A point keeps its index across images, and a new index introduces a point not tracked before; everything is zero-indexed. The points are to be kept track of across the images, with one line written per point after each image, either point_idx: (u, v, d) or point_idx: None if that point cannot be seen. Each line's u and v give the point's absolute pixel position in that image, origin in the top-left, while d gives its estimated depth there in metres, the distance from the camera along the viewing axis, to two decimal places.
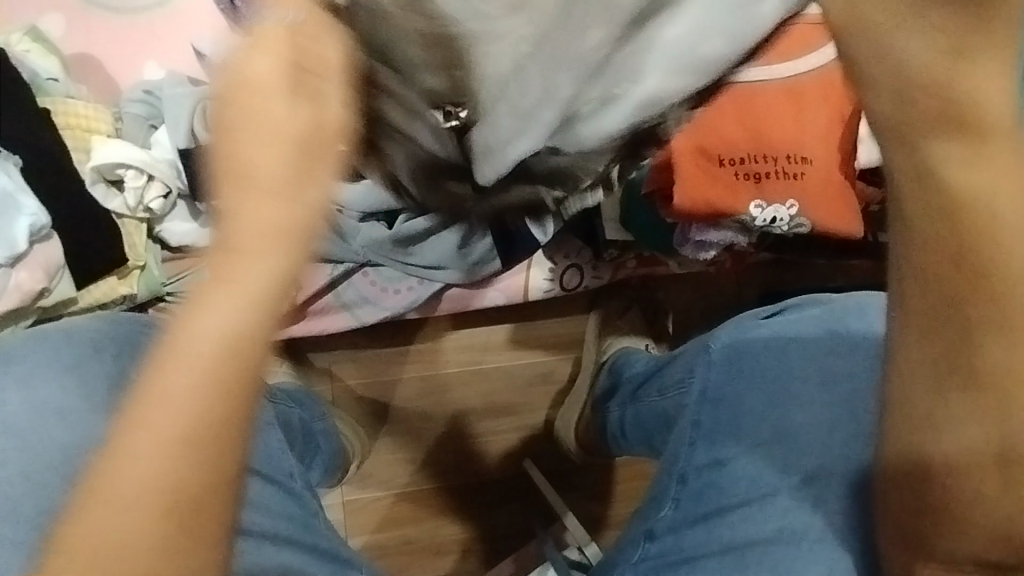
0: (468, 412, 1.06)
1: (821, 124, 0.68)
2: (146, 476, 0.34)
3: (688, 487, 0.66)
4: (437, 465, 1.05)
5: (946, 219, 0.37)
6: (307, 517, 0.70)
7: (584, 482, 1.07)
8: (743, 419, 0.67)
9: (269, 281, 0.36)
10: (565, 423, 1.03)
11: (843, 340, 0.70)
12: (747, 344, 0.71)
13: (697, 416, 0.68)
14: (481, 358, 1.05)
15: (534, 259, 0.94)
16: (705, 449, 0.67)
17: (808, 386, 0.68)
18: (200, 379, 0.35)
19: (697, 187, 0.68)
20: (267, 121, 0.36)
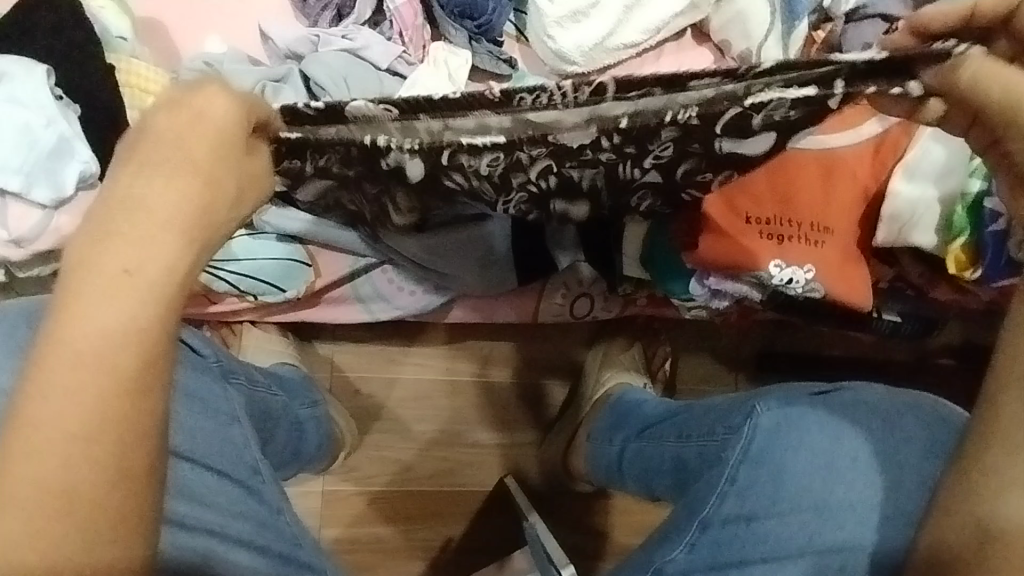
0: (459, 423, 1.07)
1: (847, 200, 0.71)
2: (66, 426, 0.37)
3: (707, 535, 0.69)
4: (421, 470, 1.06)
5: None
6: (268, 516, 0.69)
7: (562, 508, 1.08)
8: (782, 483, 0.69)
9: (176, 274, 0.40)
10: (554, 447, 1.05)
11: (897, 431, 0.70)
12: (796, 415, 0.71)
13: (735, 471, 0.70)
14: (480, 371, 1.07)
15: (549, 282, 0.97)
16: (735, 501, 0.69)
17: (854, 469, 0.68)
18: (94, 377, 0.38)
19: (725, 240, 0.71)
20: (186, 150, 0.41)
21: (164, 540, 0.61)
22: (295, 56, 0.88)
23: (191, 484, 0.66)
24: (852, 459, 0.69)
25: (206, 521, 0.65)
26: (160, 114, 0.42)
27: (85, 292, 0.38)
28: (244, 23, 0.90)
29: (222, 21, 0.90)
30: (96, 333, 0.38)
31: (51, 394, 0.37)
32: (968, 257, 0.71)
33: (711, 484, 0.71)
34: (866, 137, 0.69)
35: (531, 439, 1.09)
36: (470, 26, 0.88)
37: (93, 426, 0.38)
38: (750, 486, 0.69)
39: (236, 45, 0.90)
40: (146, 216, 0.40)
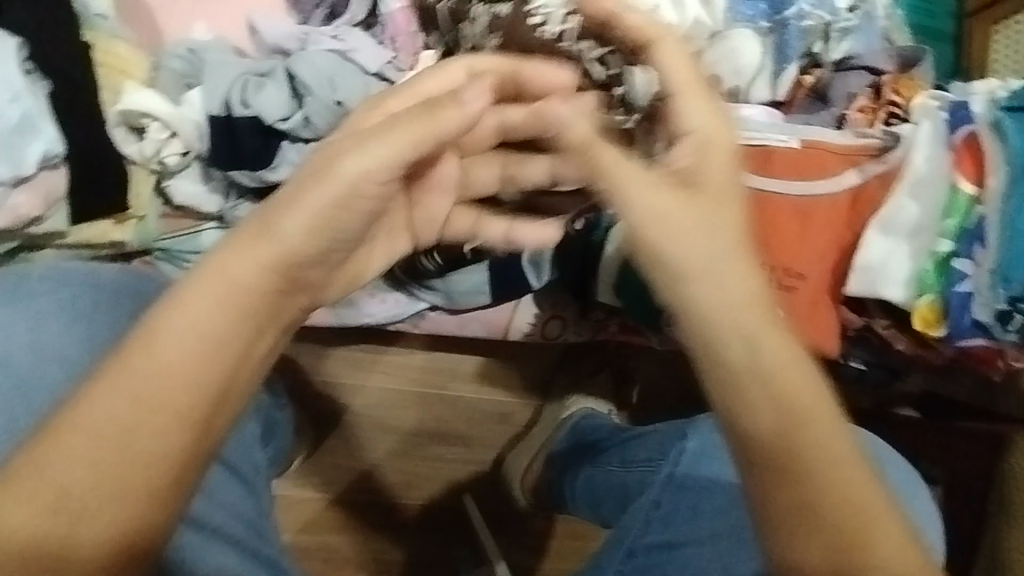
0: (420, 435, 1.05)
1: (821, 247, 0.72)
2: (165, 394, 0.43)
3: (633, 562, 0.68)
4: (378, 480, 1.04)
5: (767, 399, 0.55)
6: (257, 518, 0.65)
7: (518, 529, 1.07)
8: (704, 509, 0.69)
9: (253, 270, 0.46)
10: (513, 467, 1.03)
11: None
12: (721, 441, 0.74)
13: (659, 496, 0.71)
14: (446, 384, 1.06)
15: (522, 301, 0.96)
16: (659, 529, 0.69)
17: None
18: (185, 352, 0.44)
19: None
20: (338, 170, 0.48)
21: (174, 541, 0.57)
22: (282, 52, 0.86)
23: (218, 488, 0.63)
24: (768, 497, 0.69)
25: (216, 521, 0.61)
26: (336, 149, 0.49)
27: (193, 287, 0.45)
28: (232, 11, 0.88)
29: (210, 7, 0.88)
30: (171, 329, 0.44)
31: (110, 378, 0.43)
32: (934, 314, 0.72)
33: (636, 511, 0.71)
34: (844, 187, 0.71)
35: (492, 457, 1.08)
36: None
37: (177, 397, 0.44)
38: (669, 517, 0.69)
39: (222, 32, 0.88)
40: (281, 229, 0.47)
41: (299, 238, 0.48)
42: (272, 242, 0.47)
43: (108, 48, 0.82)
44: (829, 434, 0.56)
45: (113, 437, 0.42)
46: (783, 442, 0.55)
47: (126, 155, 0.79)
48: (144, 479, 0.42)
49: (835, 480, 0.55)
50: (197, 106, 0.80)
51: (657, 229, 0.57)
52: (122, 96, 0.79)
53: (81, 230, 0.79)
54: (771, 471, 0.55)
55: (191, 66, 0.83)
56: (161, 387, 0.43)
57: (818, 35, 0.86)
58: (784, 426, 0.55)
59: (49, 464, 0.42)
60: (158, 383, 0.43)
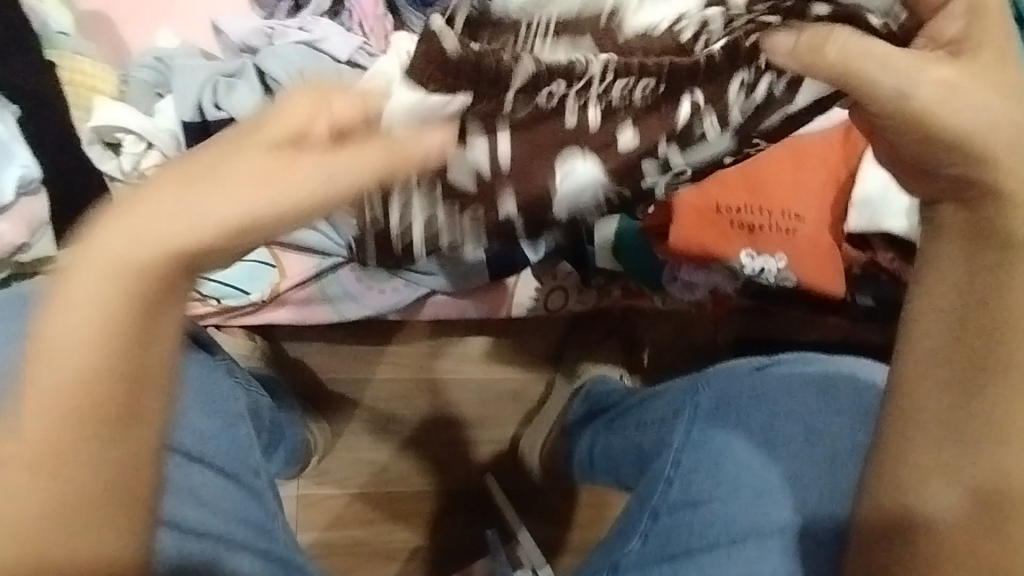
0: (435, 421, 1.05)
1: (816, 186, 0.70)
2: (49, 402, 0.41)
3: (658, 524, 0.68)
4: (397, 470, 1.04)
5: (975, 306, 0.46)
6: (265, 520, 0.65)
7: (542, 503, 1.07)
8: (723, 463, 0.69)
9: (128, 272, 0.41)
10: (531, 442, 1.03)
11: (837, 403, 0.71)
12: (734, 393, 0.73)
13: (679, 457, 0.70)
14: (456, 367, 1.05)
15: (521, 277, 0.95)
16: (681, 488, 0.69)
17: (793, 446, 0.69)
18: (63, 372, 0.41)
19: (694, 231, 0.70)
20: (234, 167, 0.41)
21: (159, 544, 0.57)
22: (250, 50, 0.84)
23: (212, 496, 0.63)
24: (793, 443, 0.69)
25: (210, 525, 0.61)
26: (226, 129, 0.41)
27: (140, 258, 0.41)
28: (194, 15, 0.87)
29: (172, 12, 0.87)
30: (74, 315, 0.41)
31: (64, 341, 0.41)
32: None
33: (657, 473, 0.71)
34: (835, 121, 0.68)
35: (508, 435, 1.08)
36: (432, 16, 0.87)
37: (66, 404, 0.42)
38: (690, 475, 0.69)
39: (188, 37, 0.87)
40: (152, 211, 0.41)
41: (215, 225, 0.41)
42: (184, 218, 0.40)
43: (74, 65, 0.79)
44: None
45: (71, 410, 0.42)
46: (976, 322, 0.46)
47: (106, 172, 0.77)
48: (129, 441, 0.43)
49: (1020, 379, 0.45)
50: (170, 115, 0.80)
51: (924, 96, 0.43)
52: (94, 112, 0.78)
53: None
54: (960, 355, 0.46)
55: (159, 74, 0.82)
56: (63, 356, 0.41)
57: None
58: (973, 299, 0.46)
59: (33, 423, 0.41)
60: (72, 364, 0.41)
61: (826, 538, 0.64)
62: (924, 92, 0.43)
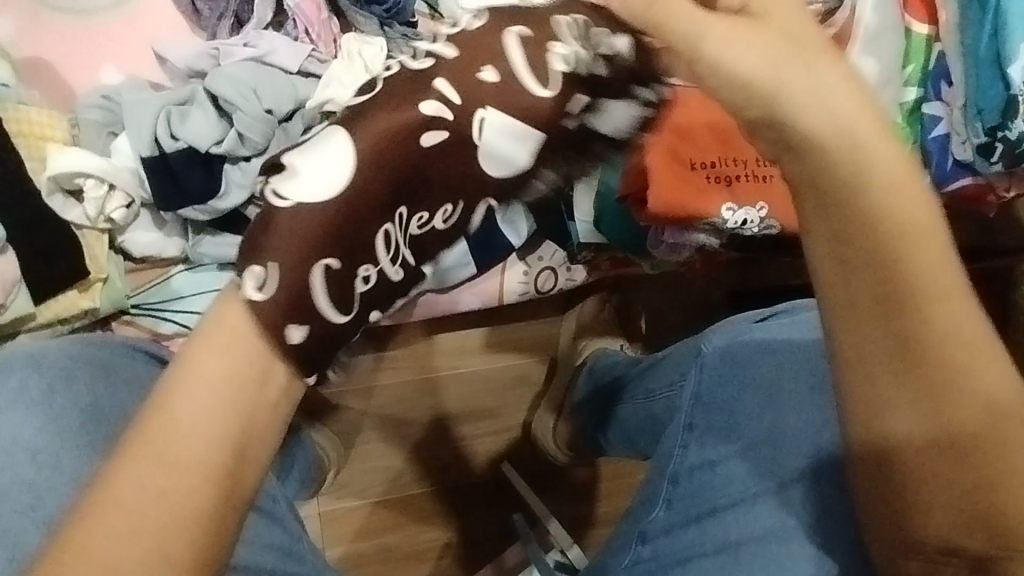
0: (446, 418, 1.05)
1: None
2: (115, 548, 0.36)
3: (680, 488, 0.68)
4: (414, 472, 1.04)
5: (863, 234, 0.39)
6: (291, 544, 0.66)
7: (563, 482, 1.08)
8: (737, 418, 0.69)
9: (186, 392, 0.39)
10: (543, 425, 1.04)
11: None
12: (737, 346, 0.72)
13: (690, 418, 0.70)
14: (458, 362, 1.06)
15: (508, 262, 0.95)
16: (696, 450, 0.68)
17: (798, 391, 0.69)
18: (131, 495, 0.37)
19: (674, 193, 0.71)
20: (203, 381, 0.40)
21: None
22: (198, 75, 0.83)
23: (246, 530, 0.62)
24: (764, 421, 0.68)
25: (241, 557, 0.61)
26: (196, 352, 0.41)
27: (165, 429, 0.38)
28: (137, 45, 0.85)
29: (112, 46, 0.84)
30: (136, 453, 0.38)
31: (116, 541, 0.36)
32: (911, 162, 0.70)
33: (671, 439, 0.70)
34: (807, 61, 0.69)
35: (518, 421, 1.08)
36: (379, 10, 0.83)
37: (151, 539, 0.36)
38: (706, 435, 0.69)
39: (133, 69, 0.85)
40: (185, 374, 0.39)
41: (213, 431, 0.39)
42: (177, 460, 0.38)
43: (18, 115, 0.76)
44: (941, 262, 0.40)
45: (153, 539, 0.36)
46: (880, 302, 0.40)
47: (70, 219, 0.76)
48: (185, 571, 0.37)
49: (945, 337, 0.41)
50: (126, 151, 0.78)
51: (776, 82, 0.38)
52: (48, 161, 0.76)
53: (49, 306, 0.77)
54: (879, 343, 0.41)
55: (109, 111, 0.80)
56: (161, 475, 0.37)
57: None
58: (864, 272, 0.39)
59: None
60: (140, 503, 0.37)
61: (825, 482, 0.64)
62: (761, 68, 0.38)
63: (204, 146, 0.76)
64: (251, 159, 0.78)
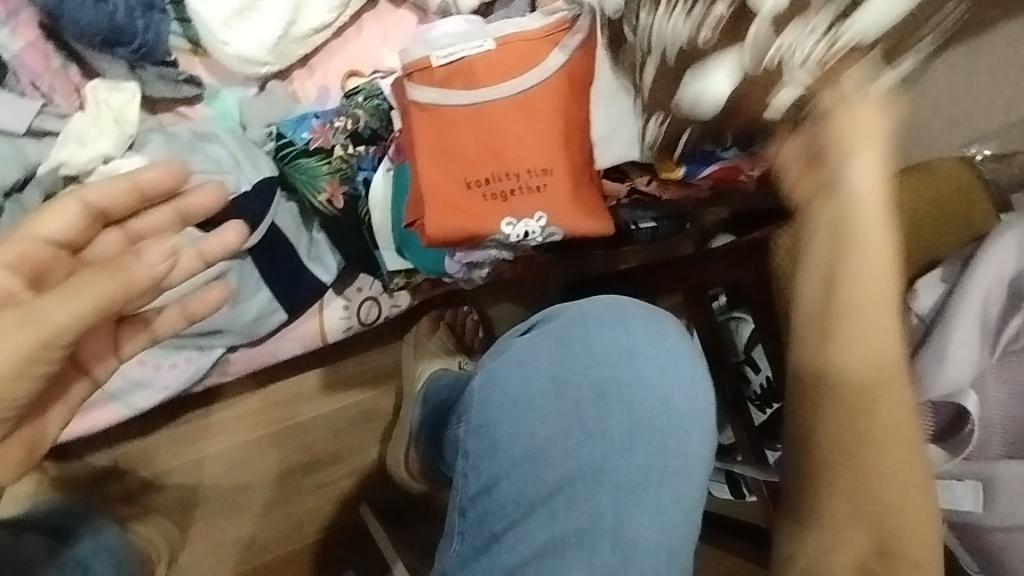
0: (289, 473, 0.99)
1: (554, 133, 0.70)
2: None
3: (468, 518, 0.69)
4: (268, 537, 0.99)
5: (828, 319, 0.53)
6: None
7: (427, 512, 1.04)
8: (500, 441, 0.69)
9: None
10: (395, 460, 1.00)
11: (619, 357, 0.70)
12: (505, 364, 0.70)
13: (466, 444, 0.70)
14: (294, 411, 0.99)
15: (324, 300, 0.90)
16: (475, 476, 0.70)
17: (570, 408, 0.70)
18: None
19: (445, 217, 0.70)
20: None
21: None
22: None
23: None
24: (646, 408, 0.70)
25: None
26: None
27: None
28: None
29: None
30: None
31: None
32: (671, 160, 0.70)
33: (457, 468, 0.71)
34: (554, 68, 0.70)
35: (371, 458, 1.03)
36: (124, 53, 0.81)
37: None
38: (478, 463, 0.70)
39: None
40: None
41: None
42: None
43: None
44: (884, 266, 0.53)
45: None
46: (795, 298, 0.56)
47: None
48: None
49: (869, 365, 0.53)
50: None
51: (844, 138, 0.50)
52: None
53: None
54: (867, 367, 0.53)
55: None
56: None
57: None
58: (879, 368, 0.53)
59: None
60: None
61: (607, 525, 0.67)
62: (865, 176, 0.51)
63: None
64: None
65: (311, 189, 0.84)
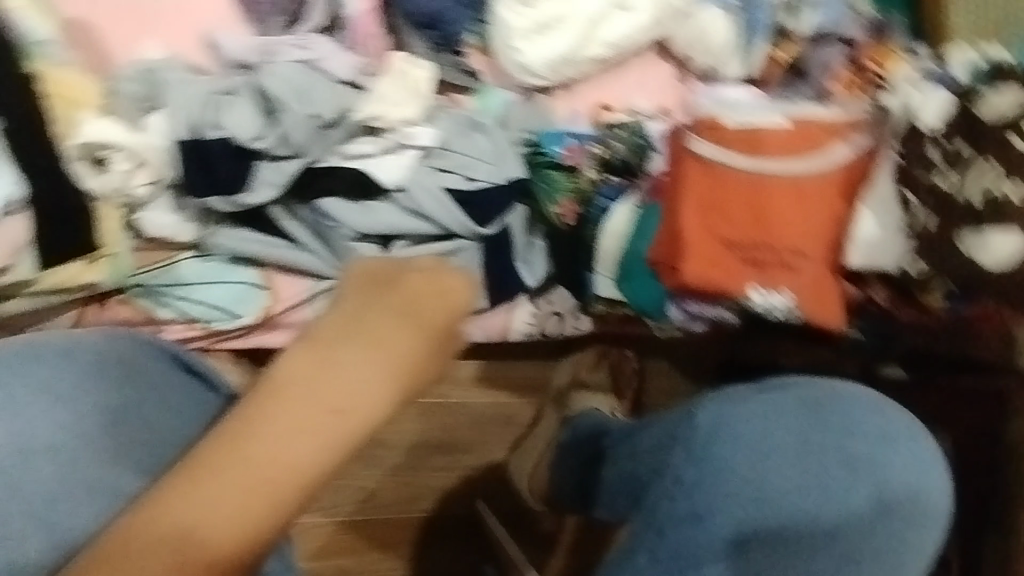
0: (425, 446, 1.04)
1: (814, 220, 0.76)
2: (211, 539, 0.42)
3: (664, 540, 0.69)
4: (388, 498, 1.03)
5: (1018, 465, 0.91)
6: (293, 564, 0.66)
7: (532, 528, 1.07)
8: (720, 479, 0.70)
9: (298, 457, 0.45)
10: (519, 469, 1.03)
11: (862, 444, 0.71)
12: (734, 416, 0.72)
13: (680, 470, 0.71)
14: (447, 392, 1.04)
15: (517, 301, 0.95)
16: (684, 501, 0.70)
17: (797, 474, 0.70)
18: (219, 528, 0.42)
19: (700, 265, 0.77)
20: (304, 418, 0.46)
21: None
22: (245, 66, 0.80)
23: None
24: (866, 493, 0.70)
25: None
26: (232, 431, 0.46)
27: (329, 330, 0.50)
28: (182, 24, 0.85)
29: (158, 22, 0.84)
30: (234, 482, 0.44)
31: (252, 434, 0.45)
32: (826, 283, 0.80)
33: (662, 487, 0.72)
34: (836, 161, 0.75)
35: (497, 458, 1.08)
36: (434, 36, 0.91)
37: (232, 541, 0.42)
38: (694, 491, 0.70)
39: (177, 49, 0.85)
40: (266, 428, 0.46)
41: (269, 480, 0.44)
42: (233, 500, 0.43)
43: (58, 78, 0.74)
44: None
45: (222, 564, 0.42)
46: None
47: (93, 192, 0.73)
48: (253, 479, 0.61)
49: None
50: (163, 131, 0.75)
51: None
52: (79, 129, 0.73)
53: (53, 274, 0.71)
54: None
55: (147, 89, 0.79)
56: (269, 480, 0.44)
57: (782, 9, 1.01)
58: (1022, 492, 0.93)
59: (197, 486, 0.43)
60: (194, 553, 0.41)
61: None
62: None
63: (243, 139, 0.74)
64: (289, 159, 0.76)
65: (549, 199, 0.88)
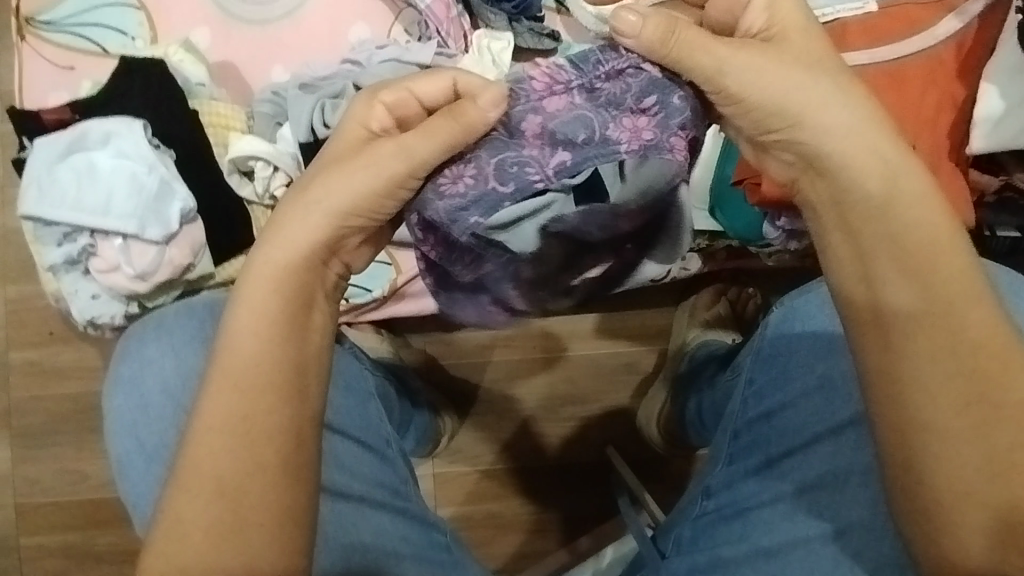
0: (551, 396, 1.11)
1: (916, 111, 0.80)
2: (226, 413, 0.52)
3: (740, 442, 0.73)
4: (524, 446, 1.11)
5: None
6: (398, 484, 0.72)
7: (661, 470, 1.09)
8: (778, 441, 0.71)
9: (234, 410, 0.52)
10: (647, 415, 1.06)
11: (806, 348, 0.73)
12: (760, 372, 0.74)
13: (737, 432, 0.73)
14: (567, 345, 1.10)
15: None
16: (746, 454, 0.72)
17: (797, 410, 0.71)
18: (223, 448, 0.52)
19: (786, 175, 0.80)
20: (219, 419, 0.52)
21: (323, 510, 0.65)
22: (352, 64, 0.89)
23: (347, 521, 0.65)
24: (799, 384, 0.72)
25: (357, 489, 0.68)
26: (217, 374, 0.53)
27: (241, 279, 0.56)
28: None
29: None
30: (224, 408, 0.52)
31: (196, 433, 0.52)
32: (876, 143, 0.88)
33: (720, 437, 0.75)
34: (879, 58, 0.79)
35: (620, 405, 1.11)
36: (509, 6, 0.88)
37: (229, 429, 0.52)
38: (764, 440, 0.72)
39: None
40: (232, 347, 0.54)
41: (223, 433, 0.52)
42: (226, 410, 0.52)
43: (211, 109, 0.89)
44: None
45: (245, 429, 0.52)
46: None
47: (245, 198, 0.87)
48: (259, 436, 0.52)
49: None
50: (289, 139, 0.86)
51: None
52: (229, 147, 0.87)
53: (226, 267, 0.88)
54: None
55: (276, 106, 0.89)
56: (247, 424, 0.52)
57: None
58: None
59: (185, 482, 0.51)
60: (231, 427, 0.52)
61: (862, 482, 0.66)
62: None
63: None
64: None
65: None
